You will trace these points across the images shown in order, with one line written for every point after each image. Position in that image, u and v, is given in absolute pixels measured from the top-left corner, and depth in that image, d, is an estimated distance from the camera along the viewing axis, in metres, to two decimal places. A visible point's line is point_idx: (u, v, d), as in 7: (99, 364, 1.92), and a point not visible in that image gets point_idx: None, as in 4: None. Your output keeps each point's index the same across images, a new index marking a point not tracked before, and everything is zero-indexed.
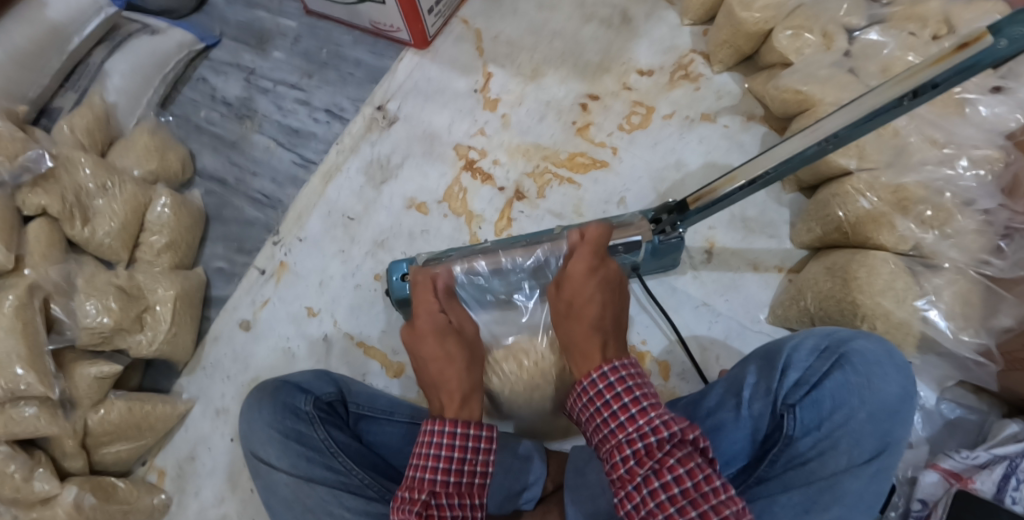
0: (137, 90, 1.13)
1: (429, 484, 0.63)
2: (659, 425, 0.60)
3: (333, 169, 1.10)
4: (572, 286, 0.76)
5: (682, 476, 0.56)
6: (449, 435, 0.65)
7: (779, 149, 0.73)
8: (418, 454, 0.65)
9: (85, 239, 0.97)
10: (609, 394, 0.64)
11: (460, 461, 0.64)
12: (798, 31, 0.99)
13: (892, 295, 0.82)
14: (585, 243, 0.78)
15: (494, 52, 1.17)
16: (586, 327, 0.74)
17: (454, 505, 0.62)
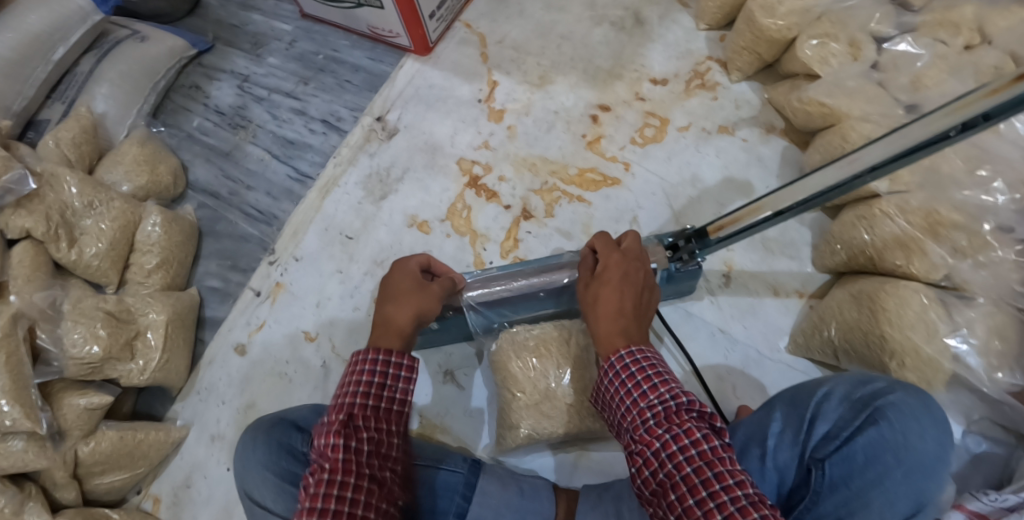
0: (126, 98, 1.08)
1: (351, 409, 0.63)
2: (678, 393, 0.62)
3: (330, 183, 1.05)
4: (604, 286, 0.71)
5: (699, 437, 0.57)
6: (377, 362, 0.66)
7: (813, 179, 0.68)
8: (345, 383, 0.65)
9: (72, 261, 0.93)
10: (633, 368, 0.64)
11: (381, 387, 0.65)
12: (824, 40, 0.92)
13: (922, 329, 0.77)
14: (606, 245, 0.76)
15: (499, 57, 1.11)
16: (614, 321, 0.68)
17: (369, 428, 0.62)
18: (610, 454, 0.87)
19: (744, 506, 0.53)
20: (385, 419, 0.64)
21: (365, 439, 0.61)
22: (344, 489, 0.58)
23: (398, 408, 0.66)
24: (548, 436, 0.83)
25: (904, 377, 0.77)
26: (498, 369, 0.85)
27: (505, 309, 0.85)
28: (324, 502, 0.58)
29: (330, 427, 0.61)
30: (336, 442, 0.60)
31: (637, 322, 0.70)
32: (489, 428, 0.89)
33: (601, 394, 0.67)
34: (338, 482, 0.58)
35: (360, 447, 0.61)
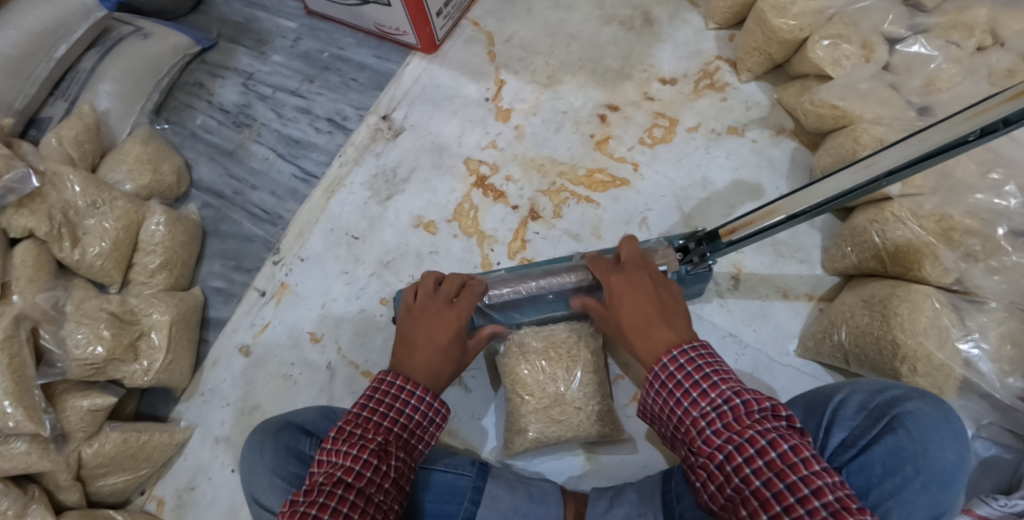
0: (129, 96, 1.07)
1: (384, 434, 0.65)
2: (729, 396, 0.63)
3: (335, 183, 1.04)
4: (625, 304, 0.73)
5: (763, 445, 0.58)
6: (418, 396, 0.69)
7: (828, 181, 0.67)
8: (381, 401, 0.67)
9: (75, 261, 0.92)
10: (679, 376, 0.65)
11: (413, 424, 0.68)
12: (836, 40, 0.91)
13: (934, 336, 0.77)
14: (603, 268, 0.78)
15: (507, 56, 1.10)
16: (648, 337, 0.70)
17: (396, 459, 0.65)
18: (619, 458, 0.86)
19: (823, 517, 0.53)
20: (410, 454, 0.67)
21: (393, 467, 0.63)
22: (358, 505, 0.59)
23: (418, 447, 0.69)
24: (556, 439, 0.83)
25: (916, 382, 0.77)
26: (505, 372, 0.84)
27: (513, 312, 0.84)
28: (331, 511, 0.58)
29: (365, 444, 0.63)
30: (364, 462, 0.61)
31: (670, 327, 0.70)
32: (497, 431, 0.88)
33: (648, 406, 0.70)
34: (350, 499, 0.59)
35: (388, 473, 0.63)
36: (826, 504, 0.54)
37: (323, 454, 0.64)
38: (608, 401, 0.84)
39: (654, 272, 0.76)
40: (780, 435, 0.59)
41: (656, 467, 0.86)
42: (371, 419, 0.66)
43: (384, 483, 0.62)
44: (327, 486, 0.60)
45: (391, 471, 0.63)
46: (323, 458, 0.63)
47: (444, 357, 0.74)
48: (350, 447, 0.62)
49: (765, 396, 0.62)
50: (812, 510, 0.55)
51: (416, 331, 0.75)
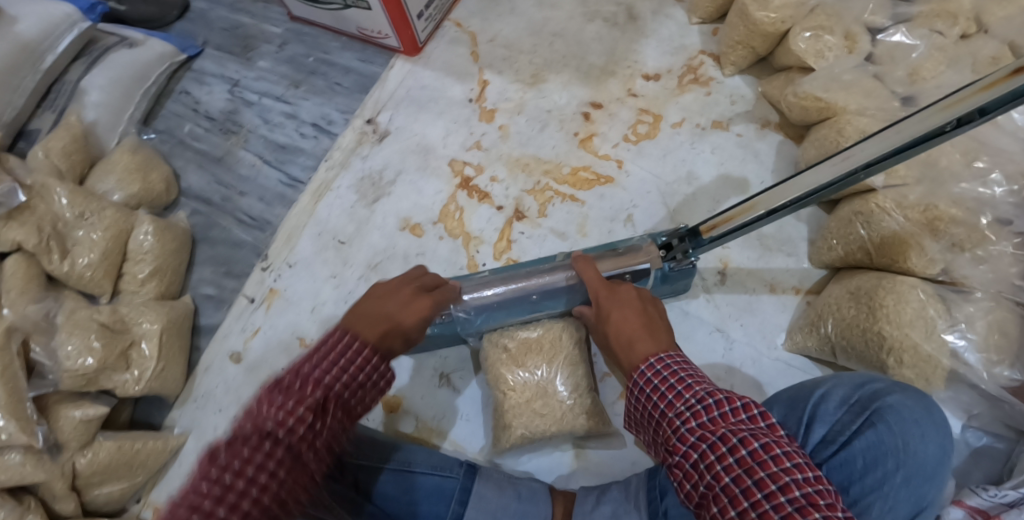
0: (117, 106, 1.07)
1: (327, 386, 0.57)
2: (704, 395, 0.63)
3: (323, 188, 1.04)
4: (613, 317, 0.75)
5: (736, 442, 0.58)
6: (366, 357, 0.60)
7: (806, 175, 0.67)
8: (331, 348, 0.59)
9: (64, 273, 0.92)
10: (654, 380, 0.66)
11: (360, 383, 0.60)
12: (818, 32, 0.91)
13: (920, 326, 0.77)
14: (592, 277, 0.79)
15: (491, 56, 1.10)
16: (638, 346, 0.71)
17: (333, 420, 0.57)
18: (608, 455, 0.86)
19: (789, 514, 0.54)
20: (352, 414, 0.60)
21: (329, 427, 0.56)
22: (285, 464, 0.53)
23: (362, 407, 0.61)
24: (542, 435, 0.82)
25: (902, 373, 0.77)
26: (489, 369, 0.85)
27: (486, 313, 0.84)
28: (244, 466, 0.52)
29: (301, 398, 0.55)
30: (293, 418, 0.54)
31: (655, 339, 0.71)
32: (485, 430, 0.89)
33: (633, 412, 0.70)
34: (279, 455, 0.53)
35: (324, 431, 0.56)
36: (795, 504, 0.54)
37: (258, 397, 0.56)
38: (595, 396, 0.84)
39: (635, 288, 0.79)
40: (752, 433, 0.59)
41: (644, 463, 0.85)
42: (314, 370, 0.57)
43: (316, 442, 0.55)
44: (251, 429, 0.53)
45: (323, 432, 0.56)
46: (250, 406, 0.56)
47: (397, 334, 0.66)
48: (288, 393, 0.55)
49: (738, 396, 0.62)
50: (782, 509, 0.54)
51: (355, 318, 0.65)
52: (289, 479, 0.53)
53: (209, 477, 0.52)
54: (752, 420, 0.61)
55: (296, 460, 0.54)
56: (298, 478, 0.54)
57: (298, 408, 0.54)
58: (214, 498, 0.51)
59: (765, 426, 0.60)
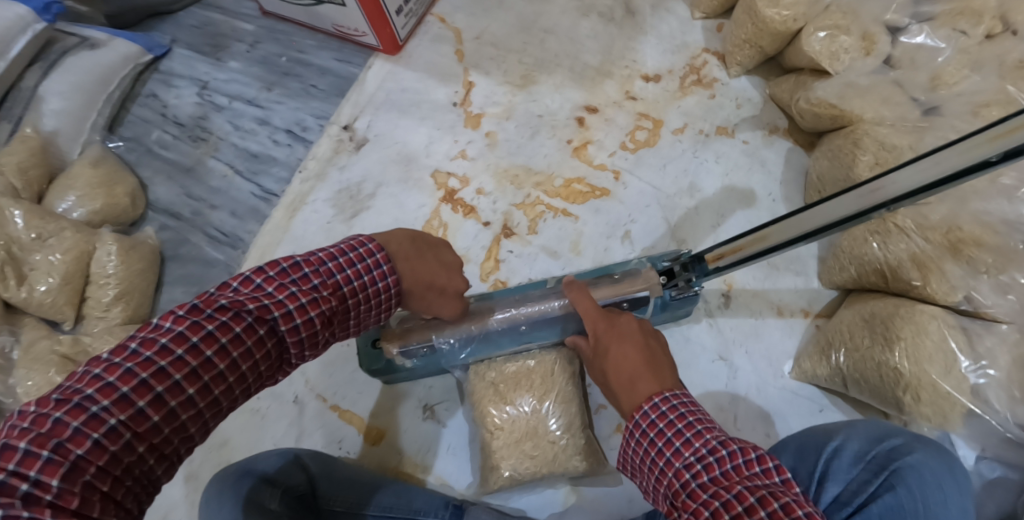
0: (79, 113, 1.00)
1: (337, 300, 0.57)
2: (717, 445, 0.55)
3: (297, 201, 0.98)
4: (613, 353, 0.67)
5: (753, 502, 0.49)
6: (379, 280, 0.61)
7: (828, 203, 0.58)
8: (354, 263, 0.59)
9: (23, 299, 0.87)
10: (660, 424, 0.58)
11: (366, 305, 0.61)
12: (834, 31, 0.81)
13: (940, 361, 0.70)
14: (589, 308, 0.71)
15: (477, 56, 1.02)
16: (643, 377, 0.63)
17: (330, 328, 0.57)
18: (602, 491, 0.81)
19: None
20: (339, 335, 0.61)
21: (322, 339, 0.57)
22: (265, 357, 0.54)
23: (353, 327, 0.62)
24: (530, 476, 0.77)
25: (919, 412, 0.71)
26: (474, 405, 0.79)
27: (467, 344, 0.79)
28: (230, 339, 0.51)
29: (313, 301, 0.55)
30: (297, 318, 0.54)
31: (657, 379, 0.63)
32: (472, 466, 0.84)
33: (629, 459, 0.62)
34: (267, 347, 0.53)
35: (316, 340, 0.56)
36: None
37: (259, 277, 0.55)
38: (588, 433, 0.79)
39: (638, 320, 0.71)
40: (772, 491, 0.49)
41: (642, 500, 0.80)
42: (326, 271, 0.57)
43: (298, 350, 0.56)
44: (247, 309, 0.52)
45: (317, 335, 0.56)
46: (253, 282, 0.54)
47: (430, 294, 0.67)
48: (300, 293, 0.54)
49: (753, 446, 0.54)
50: None
51: (413, 259, 0.64)
52: (260, 374, 0.54)
53: (179, 335, 0.49)
54: (767, 475, 0.52)
55: (273, 355, 0.54)
56: (265, 376, 0.55)
57: (303, 310, 0.54)
58: (176, 361, 0.49)
59: (782, 483, 0.51)
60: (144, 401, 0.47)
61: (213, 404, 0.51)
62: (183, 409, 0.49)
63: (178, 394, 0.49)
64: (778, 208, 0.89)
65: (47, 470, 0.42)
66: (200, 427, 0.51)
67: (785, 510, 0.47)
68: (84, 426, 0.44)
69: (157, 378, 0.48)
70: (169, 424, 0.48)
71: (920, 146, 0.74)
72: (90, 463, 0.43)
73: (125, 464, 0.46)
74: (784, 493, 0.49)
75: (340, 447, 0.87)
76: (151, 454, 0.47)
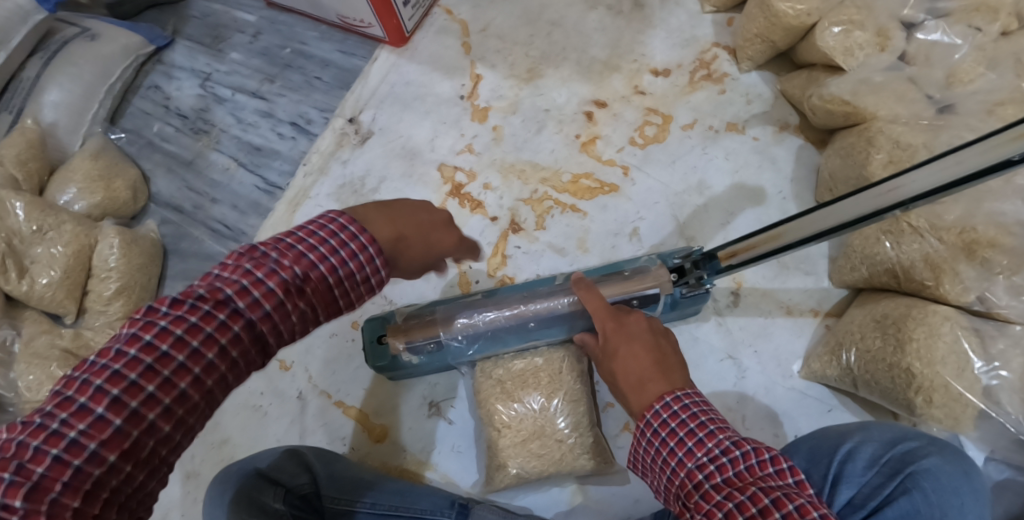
0: (80, 104, 0.98)
1: (301, 266, 0.54)
2: (729, 446, 0.54)
3: (300, 195, 0.97)
4: (623, 355, 0.65)
5: (767, 504, 0.48)
6: (347, 243, 0.55)
7: (846, 202, 0.56)
8: (315, 232, 0.55)
9: (24, 293, 0.86)
10: (672, 424, 0.57)
11: (341, 275, 0.55)
12: (848, 27, 0.80)
13: (953, 363, 0.69)
14: (597, 306, 0.69)
15: (483, 49, 1.01)
16: (651, 378, 0.62)
17: (302, 299, 0.54)
18: (609, 491, 0.81)
19: None
20: (324, 310, 0.56)
21: (294, 310, 0.53)
22: (227, 340, 0.51)
23: (338, 301, 0.57)
24: (537, 475, 0.77)
25: (931, 414, 0.70)
26: (481, 403, 0.78)
27: (472, 341, 0.78)
28: (185, 329, 0.49)
29: (269, 272, 0.52)
30: (253, 293, 0.52)
31: (668, 380, 0.62)
32: (477, 464, 0.83)
33: (641, 459, 0.61)
34: (227, 330, 0.51)
35: (283, 312, 0.53)
36: None
37: (217, 267, 0.53)
38: (597, 432, 0.78)
39: (648, 320, 0.69)
40: (786, 493, 0.49)
41: (649, 501, 0.80)
42: (285, 244, 0.54)
43: (269, 326, 0.53)
44: (197, 297, 0.50)
45: (286, 307, 0.53)
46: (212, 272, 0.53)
47: (423, 244, 0.62)
48: (252, 268, 0.52)
49: (767, 447, 0.53)
50: None
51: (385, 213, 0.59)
52: (226, 360, 0.51)
53: (131, 337, 0.48)
54: (781, 476, 0.52)
55: (240, 337, 0.52)
56: (238, 362, 0.52)
57: (259, 284, 0.52)
58: (129, 363, 0.47)
59: (796, 484, 0.51)
60: (102, 407, 0.46)
61: (182, 400, 0.49)
62: (147, 410, 0.48)
63: (137, 394, 0.47)
64: (788, 206, 0.88)
65: (10, 492, 0.43)
66: (174, 425, 0.49)
67: (801, 512, 0.47)
68: (44, 443, 0.44)
69: (112, 382, 0.47)
70: (134, 427, 0.47)
71: (934, 144, 0.73)
72: (54, 479, 0.44)
73: (92, 476, 0.46)
74: (798, 495, 0.48)
75: (344, 444, 0.86)
76: (124, 461, 0.47)
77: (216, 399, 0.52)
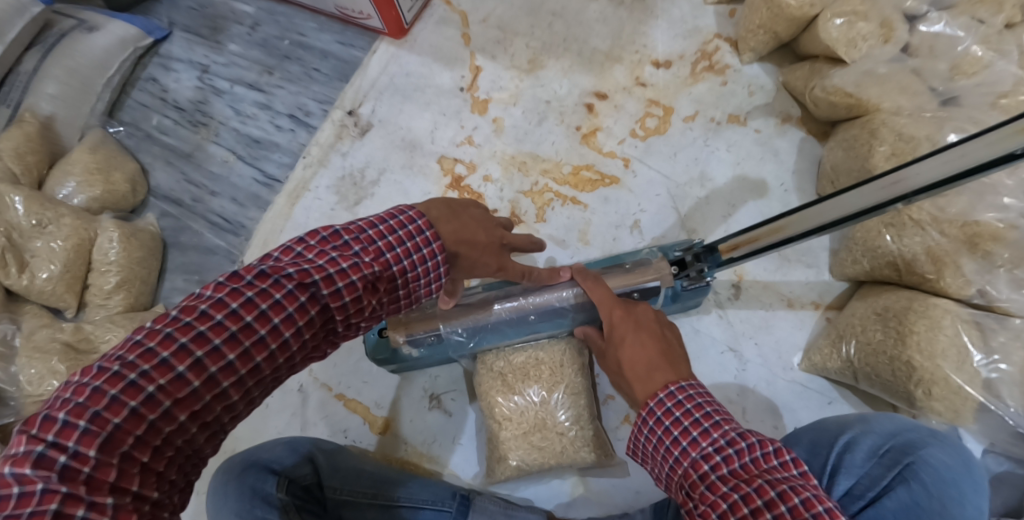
0: (77, 97, 0.98)
1: (380, 266, 0.56)
2: (734, 436, 0.54)
3: (299, 188, 0.96)
4: (629, 346, 0.65)
5: (773, 497, 0.48)
6: (427, 253, 0.59)
7: (848, 195, 0.55)
8: (393, 229, 0.58)
9: (24, 287, 0.86)
10: (677, 413, 0.57)
11: (412, 276, 0.59)
12: (852, 18, 0.79)
13: (953, 356, 0.69)
14: (605, 297, 0.70)
15: (483, 40, 1.00)
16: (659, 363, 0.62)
17: (376, 297, 0.57)
18: (609, 483, 0.81)
19: None
20: (389, 306, 0.60)
21: (370, 305, 0.57)
22: (306, 323, 0.54)
23: (402, 305, 0.61)
24: (538, 467, 0.77)
25: (932, 407, 0.70)
26: (482, 395, 0.79)
27: (471, 335, 0.78)
28: (272, 305, 0.52)
29: (355, 266, 0.55)
30: (339, 282, 0.54)
31: (674, 371, 0.62)
32: (479, 456, 0.84)
33: (639, 447, 0.61)
34: (309, 313, 0.53)
35: (359, 306, 0.56)
36: None
37: (299, 245, 0.56)
38: (597, 424, 0.79)
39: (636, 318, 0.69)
40: (792, 486, 0.49)
41: (649, 492, 0.80)
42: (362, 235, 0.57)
43: (342, 314, 0.55)
44: (286, 274, 0.53)
45: (362, 303, 0.56)
46: (292, 248, 0.55)
47: (482, 255, 0.64)
48: (340, 257, 0.54)
49: (770, 439, 0.53)
50: None
51: (450, 220, 0.62)
52: (301, 340, 0.54)
53: (217, 302, 0.51)
54: (785, 468, 0.51)
55: (317, 324, 0.54)
56: (307, 344, 0.55)
57: (344, 274, 0.54)
58: (215, 327, 0.50)
59: (800, 476, 0.51)
60: (184, 366, 0.48)
61: (254, 373, 0.52)
62: (222, 376, 0.50)
63: (218, 360, 0.50)
64: (789, 199, 0.88)
65: (84, 441, 0.44)
66: (241, 396, 0.52)
67: (806, 507, 0.47)
68: (121, 394, 0.46)
69: (196, 344, 0.49)
70: (207, 391, 0.50)
71: (939, 137, 0.72)
72: (127, 432, 0.46)
73: (162, 432, 0.48)
74: (804, 488, 0.48)
75: (345, 435, 0.87)
76: (191, 423, 0.50)
77: (281, 375, 0.55)
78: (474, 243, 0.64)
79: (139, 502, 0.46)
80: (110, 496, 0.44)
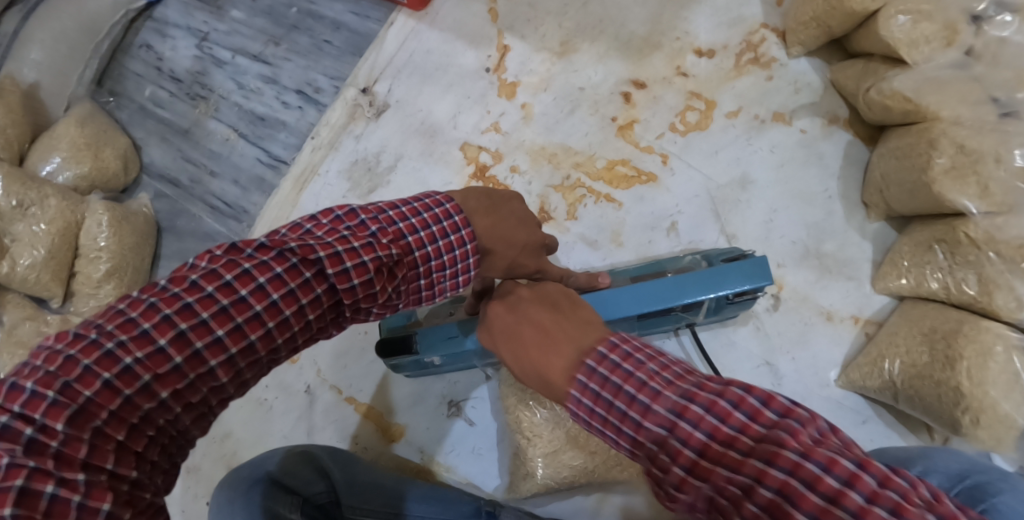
0: (65, 65, 0.90)
1: (398, 250, 0.51)
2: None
3: (308, 173, 0.89)
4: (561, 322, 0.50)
5: (811, 473, 0.34)
6: (456, 243, 0.54)
7: None
8: (417, 213, 0.54)
9: (4, 275, 0.78)
10: None
11: (436, 266, 0.54)
12: (917, 18, 0.73)
13: (1004, 383, 0.66)
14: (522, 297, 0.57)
15: (512, 17, 0.92)
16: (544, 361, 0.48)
17: (393, 285, 0.52)
18: (634, 500, 0.77)
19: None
20: (406, 296, 0.55)
21: (386, 292, 0.51)
22: (310, 302, 0.48)
23: (419, 295, 0.56)
24: (564, 485, 0.74)
25: (975, 434, 0.67)
26: (509, 410, 0.75)
27: None
28: (271, 280, 0.47)
29: (367, 246, 0.49)
30: (348, 263, 0.49)
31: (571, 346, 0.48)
32: (500, 468, 0.79)
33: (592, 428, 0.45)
34: (313, 291, 0.48)
35: (371, 291, 0.50)
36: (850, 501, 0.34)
37: (310, 223, 0.52)
38: None
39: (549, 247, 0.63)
40: None
41: None
42: (382, 219, 0.53)
43: (351, 299, 0.50)
44: (290, 248, 0.48)
45: (376, 289, 0.51)
46: (303, 226, 0.52)
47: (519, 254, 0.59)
48: (353, 237, 0.50)
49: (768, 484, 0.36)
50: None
51: (490, 214, 0.57)
52: (303, 321, 0.49)
53: (210, 272, 0.46)
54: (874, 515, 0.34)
55: (323, 306, 0.49)
56: (312, 326, 0.50)
57: (355, 254, 0.49)
58: (206, 300, 0.45)
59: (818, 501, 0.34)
60: (166, 338, 0.43)
61: (247, 353, 0.47)
62: (209, 355, 0.45)
63: (204, 335, 0.45)
64: (833, 206, 0.84)
65: (51, 414, 0.38)
66: (231, 378, 0.47)
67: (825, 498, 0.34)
68: (96, 364, 0.41)
69: (182, 316, 0.44)
70: (191, 369, 0.44)
71: (1003, 151, 0.67)
72: (100, 406, 0.40)
73: (141, 410, 0.42)
74: None
75: (356, 442, 0.82)
76: (177, 403, 0.44)
77: (280, 357, 0.49)
78: (513, 240, 0.58)
79: (116, 482, 0.40)
80: (82, 472, 0.38)
